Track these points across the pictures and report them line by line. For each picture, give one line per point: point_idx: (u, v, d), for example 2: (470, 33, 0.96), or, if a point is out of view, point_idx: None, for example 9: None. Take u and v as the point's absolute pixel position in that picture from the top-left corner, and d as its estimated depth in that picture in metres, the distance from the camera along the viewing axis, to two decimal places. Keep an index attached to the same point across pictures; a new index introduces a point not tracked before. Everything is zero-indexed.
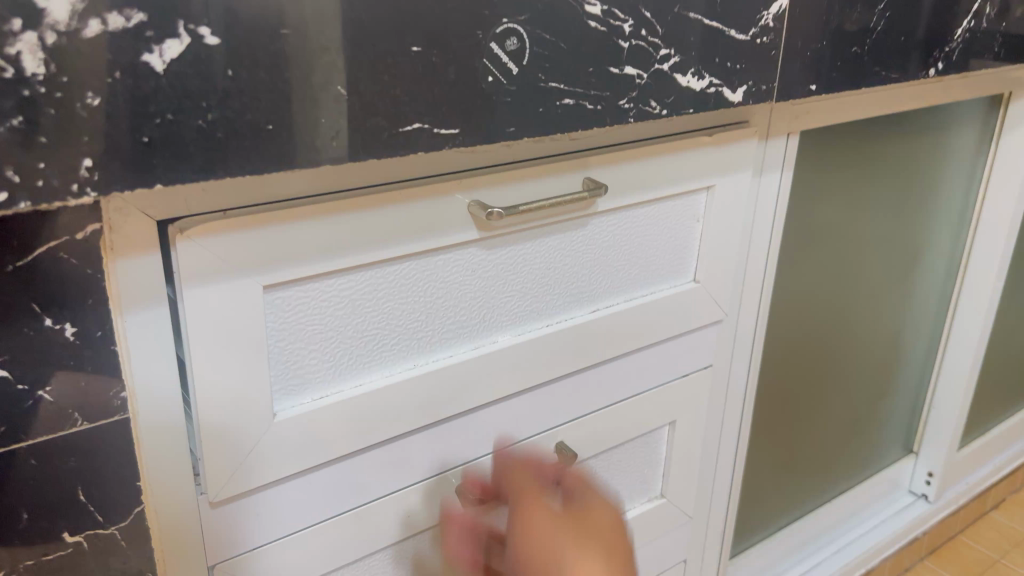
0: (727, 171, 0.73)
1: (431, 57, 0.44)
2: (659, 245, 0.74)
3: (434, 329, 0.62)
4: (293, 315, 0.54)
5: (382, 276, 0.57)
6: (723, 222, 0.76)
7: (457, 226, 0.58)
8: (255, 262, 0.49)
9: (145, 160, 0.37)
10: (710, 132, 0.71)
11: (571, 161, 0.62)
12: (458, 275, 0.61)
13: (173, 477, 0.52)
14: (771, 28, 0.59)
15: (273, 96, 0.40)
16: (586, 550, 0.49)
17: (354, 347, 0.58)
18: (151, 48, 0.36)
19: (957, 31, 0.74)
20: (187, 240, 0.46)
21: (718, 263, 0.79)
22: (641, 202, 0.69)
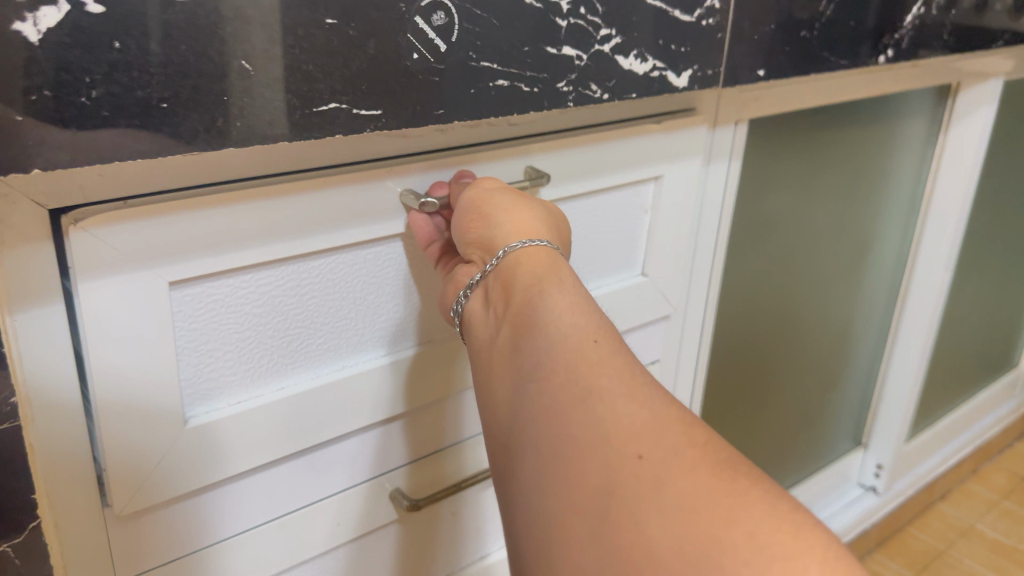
0: (675, 160, 0.71)
1: (348, 30, 0.40)
2: (607, 235, 0.71)
3: (362, 327, 0.59)
4: (207, 313, 0.50)
5: (305, 272, 0.53)
6: (672, 214, 0.74)
7: (387, 217, 0.55)
8: (161, 257, 0.45)
9: (18, 140, 0.33)
10: (658, 119, 0.68)
11: (511, 149, 0.59)
12: (388, 270, 0.58)
13: (73, 484, 0.48)
14: (717, 10, 0.56)
15: (167, 70, 0.36)
16: (522, 205, 0.51)
17: (276, 347, 0.55)
18: (24, 16, 0.32)
19: (907, 17, 0.72)
20: (83, 232, 0.42)
21: (667, 256, 0.76)
22: (588, 192, 0.66)
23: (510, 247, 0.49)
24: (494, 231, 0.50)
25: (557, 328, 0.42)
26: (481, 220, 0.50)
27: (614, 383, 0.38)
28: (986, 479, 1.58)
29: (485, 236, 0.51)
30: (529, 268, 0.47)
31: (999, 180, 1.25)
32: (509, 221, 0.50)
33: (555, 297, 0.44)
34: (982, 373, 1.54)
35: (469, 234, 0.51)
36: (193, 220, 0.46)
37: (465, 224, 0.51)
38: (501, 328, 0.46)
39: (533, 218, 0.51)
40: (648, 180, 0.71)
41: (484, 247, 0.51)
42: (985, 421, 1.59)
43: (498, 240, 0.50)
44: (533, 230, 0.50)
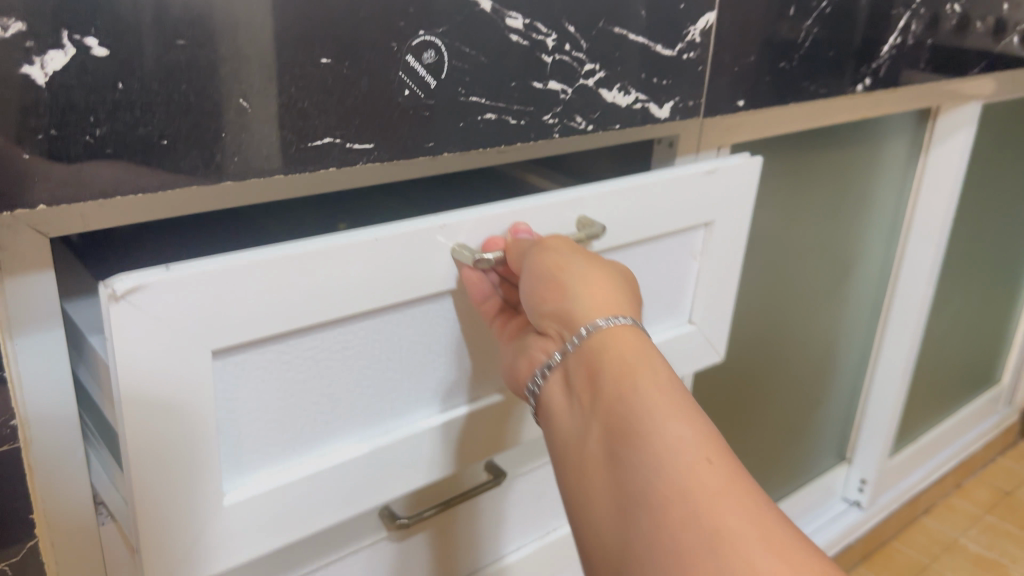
0: (725, 208, 0.66)
1: (342, 68, 0.42)
2: (652, 281, 0.66)
3: (412, 388, 0.55)
4: (249, 382, 0.46)
5: (353, 334, 0.50)
6: (720, 261, 0.69)
7: (438, 274, 0.51)
8: (204, 327, 0.42)
9: (23, 176, 0.35)
10: (712, 167, 0.64)
11: (562, 200, 0.55)
12: (438, 328, 0.55)
13: (68, 503, 0.50)
14: (697, 43, 0.58)
15: (168, 108, 0.37)
16: (597, 274, 0.49)
17: (322, 417, 0.51)
18: (32, 60, 0.33)
19: (884, 47, 0.74)
20: (123, 302, 0.38)
21: (716, 305, 0.72)
22: (641, 240, 0.62)
23: (591, 327, 0.47)
24: (573, 306, 0.48)
25: (665, 439, 0.40)
26: (559, 291, 0.49)
27: (736, 514, 0.36)
28: (969, 493, 1.60)
29: (562, 310, 0.49)
30: (617, 357, 0.45)
31: (979, 201, 1.28)
32: (586, 295, 0.48)
33: (655, 400, 0.42)
34: (965, 389, 1.57)
35: (544, 307, 0.50)
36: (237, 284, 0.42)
37: (542, 293, 0.49)
38: (593, 430, 0.44)
39: (611, 290, 0.49)
40: (697, 227, 0.66)
41: (562, 322, 0.49)
42: (968, 436, 1.62)
43: (578, 316, 0.48)
44: (616, 306, 0.48)
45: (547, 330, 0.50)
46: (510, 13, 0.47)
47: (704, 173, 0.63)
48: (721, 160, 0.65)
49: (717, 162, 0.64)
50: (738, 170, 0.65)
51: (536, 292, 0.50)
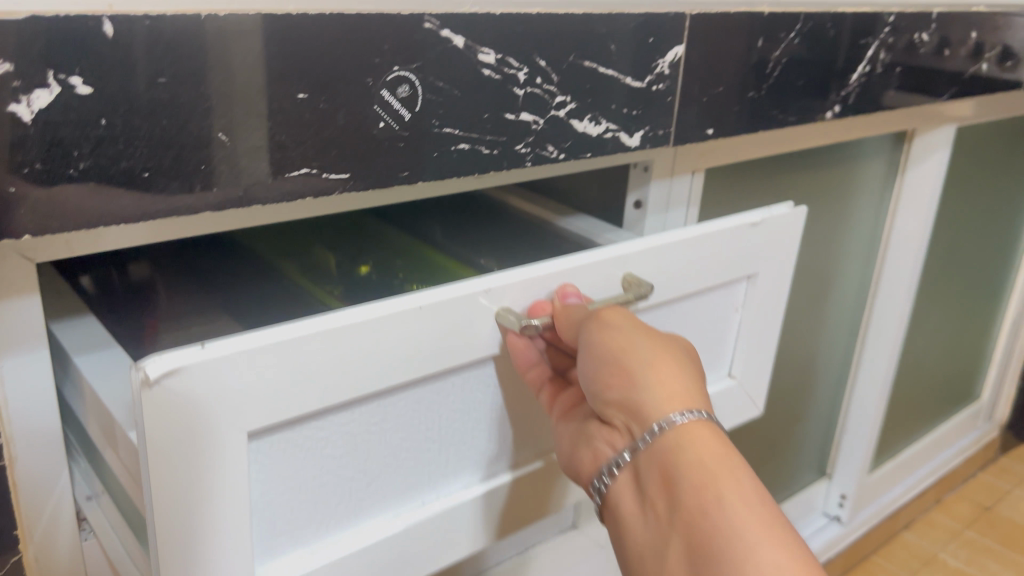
0: (770, 261, 0.69)
1: (318, 103, 0.44)
2: (698, 333, 0.69)
3: (449, 457, 0.57)
4: (286, 459, 0.47)
5: (385, 409, 0.51)
6: (761, 313, 0.72)
7: (481, 340, 0.53)
8: (241, 403, 0.42)
9: (8, 208, 0.37)
10: (762, 215, 0.66)
11: (608, 260, 0.57)
12: (468, 395, 0.56)
13: (50, 520, 0.52)
14: (666, 75, 0.60)
15: (150, 142, 0.39)
16: (663, 360, 0.50)
17: (357, 490, 0.52)
18: (19, 98, 0.35)
19: (853, 76, 0.76)
20: (157, 388, 0.39)
21: (756, 356, 0.75)
22: (684, 294, 0.64)
23: (660, 424, 0.47)
24: (640, 395, 0.49)
25: (756, 562, 0.41)
26: (624, 376, 0.50)
27: None
28: (950, 509, 1.62)
29: (628, 399, 0.50)
30: (694, 458, 0.46)
31: (956, 220, 1.30)
32: (654, 385, 0.49)
33: (740, 515, 0.43)
34: (945, 405, 1.59)
35: (610, 394, 0.51)
36: (275, 364, 0.43)
37: (606, 377, 0.51)
38: (673, 542, 0.45)
39: (678, 378, 0.50)
40: (740, 280, 0.69)
41: (629, 412, 0.50)
42: (948, 452, 1.64)
43: (646, 407, 0.49)
44: (685, 397, 0.49)
45: (614, 420, 0.51)
46: (483, 49, 0.49)
47: (752, 225, 0.65)
48: (768, 210, 0.67)
49: (768, 212, 0.67)
50: (786, 220, 0.68)
51: (602, 378, 0.51)
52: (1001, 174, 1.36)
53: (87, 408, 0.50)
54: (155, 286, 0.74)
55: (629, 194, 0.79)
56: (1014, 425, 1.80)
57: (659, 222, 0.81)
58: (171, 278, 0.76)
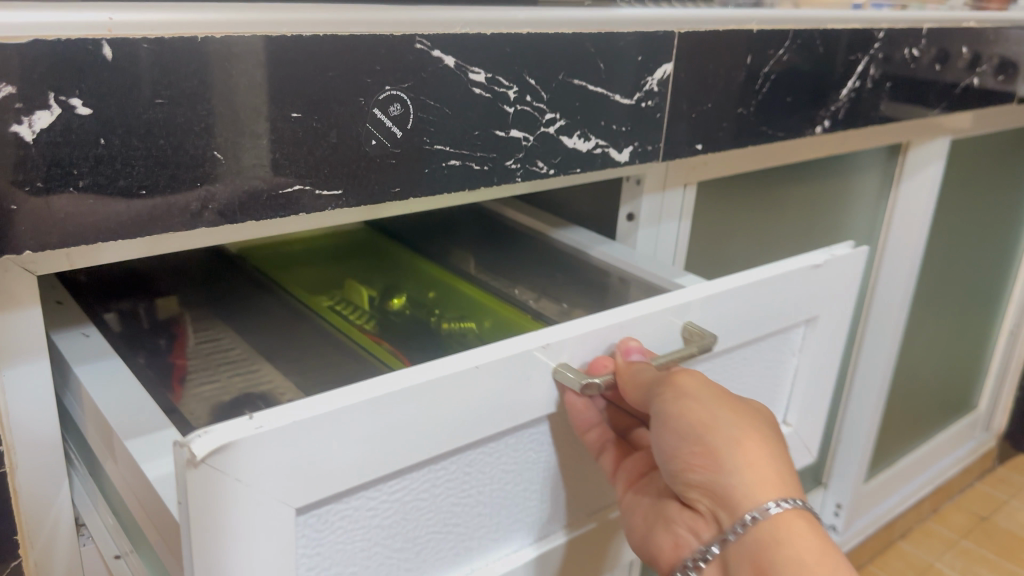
0: (831, 305, 0.68)
1: (312, 122, 0.45)
2: (755, 381, 0.67)
3: (501, 520, 0.54)
4: (334, 532, 0.44)
5: (439, 472, 0.48)
6: (819, 358, 0.71)
7: (537, 397, 0.51)
8: (296, 478, 0.39)
9: (11, 225, 0.38)
10: (825, 256, 0.64)
11: (673, 310, 0.56)
12: (524, 454, 0.53)
13: (49, 526, 0.53)
14: (655, 92, 0.62)
15: (148, 162, 0.41)
16: (749, 439, 0.48)
17: (407, 561, 0.48)
18: (21, 120, 0.36)
19: (843, 91, 0.78)
20: (203, 466, 0.36)
21: (812, 400, 0.74)
22: (746, 341, 0.63)
23: (754, 516, 0.46)
24: (729, 481, 0.47)
25: None
26: (709, 457, 0.48)
27: None
28: (946, 518, 1.63)
29: (714, 483, 0.48)
30: (793, 557, 0.45)
31: (951, 232, 1.31)
32: (743, 469, 0.47)
33: None
34: (941, 415, 1.60)
35: (693, 476, 0.49)
36: (331, 433, 0.40)
37: (690, 455, 0.49)
38: None
39: (767, 460, 0.48)
40: (799, 324, 0.67)
41: (715, 498, 0.48)
42: (944, 462, 1.65)
43: (737, 495, 0.47)
44: (778, 483, 0.47)
45: (699, 505, 0.50)
46: (473, 69, 0.51)
47: (815, 267, 0.64)
48: (829, 251, 0.66)
49: (830, 252, 0.65)
50: (848, 261, 0.66)
51: (684, 458, 0.49)
52: (997, 186, 1.37)
53: (87, 417, 0.52)
54: (182, 321, 0.73)
55: (623, 207, 0.82)
56: (1012, 436, 1.81)
57: (652, 235, 0.84)
58: (205, 309, 0.77)
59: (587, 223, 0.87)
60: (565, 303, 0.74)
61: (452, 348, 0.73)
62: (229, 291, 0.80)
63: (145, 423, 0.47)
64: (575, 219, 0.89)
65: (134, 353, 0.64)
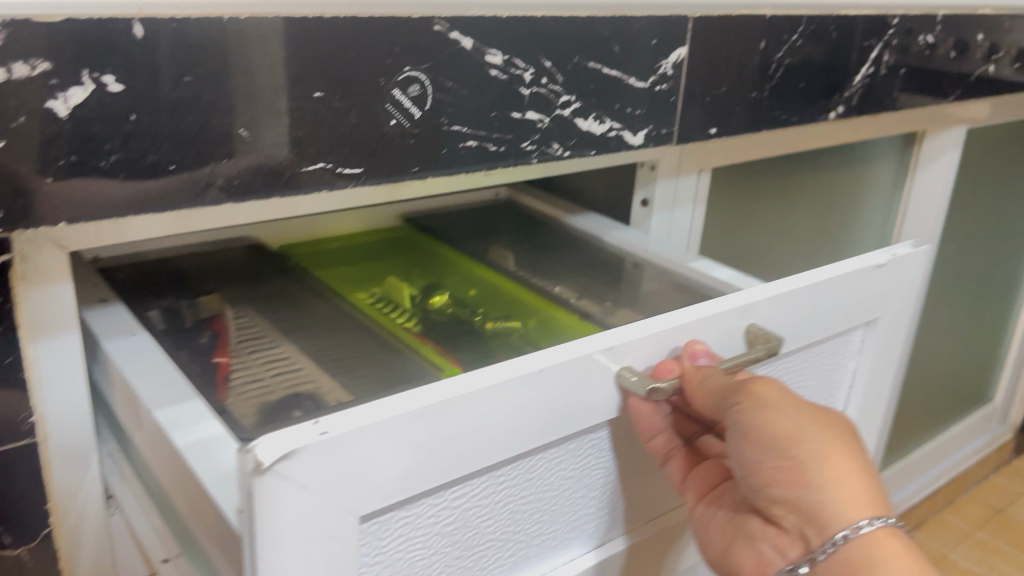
0: (892, 306, 0.65)
1: (334, 102, 0.47)
2: (814, 384, 0.66)
3: (559, 527, 0.52)
4: (394, 540, 0.42)
5: (502, 479, 0.46)
6: (878, 360, 0.69)
7: (600, 402, 0.48)
8: (364, 486, 0.38)
9: (46, 199, 0.39)
10: (889, 255, 0.62)
11: (740, 311, 0.53)
12: (587, 459, 0.51)
13: (78, 497, 0.55)
14: (669, 76, 0.62)
15: (176, 139, 0.42)
16: (837, 452, 0.47)
17: (465, 569, 0.47)
18: (56, 95, 0.38)
19: (856, 77, 0.78)
20: (270, 474, 0.34)
21: (869, 402, 0.72)
22: (809, 343, 0.61)
23: (846, 534, 0.46)
24: (817, 498, 0.47)
25: None
26: (796, 471, 0.47)
27: None
28: (961, 510, 1.63)
29: (801, 500, 0.47)
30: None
31: (967, 222, 1.31)
32: (831, 485, 0.47)
33: None
34: (957, 407, 1.60)
35: (778, 492, 0.48)
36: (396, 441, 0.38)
37: (775, 468, 0.48)
38: None
39: (854, 474, 0.47)
40: (859, 326, 0.65)
41: (802, 514, 0.47)
42: (959, 454, 1.65)
43: (827, 512, 0.46)
44: (868, 499, 0.47)
45: (783, 520, 0.49)
46: (490, 50, 0.52)
47: (880, 266, 0.61)
48: (892, 249, 0.63)
49: (893, 251, 0.63)
50: (912, 259, 0.64)
51: (768, 473, 0.48)
52: (1014, 177, 1.37)
53: (115, 390, 0.53)
54: (225, 317, 0.68)
55: (637, 192, 0.83)
56: None
57: (665, 221, 0.85)
58: (241, 303, 0.71)
59: (601, 209, 0.89)
60: (609, 303, 0.73)
61: (500, 346, 0.70)
62: (265, 283, 0.74)
63: (171, 393, 0.49)
64: (590, 205, 0.90)
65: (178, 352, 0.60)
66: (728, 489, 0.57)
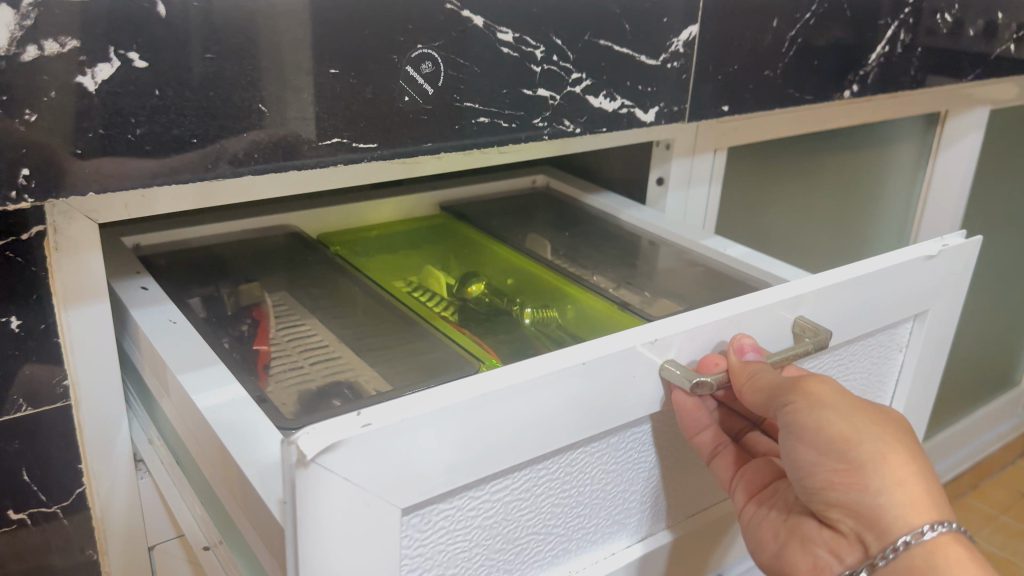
0: (941, 297, 0.62)
1: (349, 78, 0.48)
2: (861, 378, 0.62)
3: (598, 521, 0.48)
4: (436, 533, 0.40)
5: (543, 473, 0.43)
6: (927, 354, 0.66)
7: (642, 398, 0.45)
8: (409, 477, 0.36)
9: (77, 170, 0.41)
10: (939, 246, 0.58)
11: (787, 303, 0.50)
12: (630, 451, 0.48)
13: (110, 459, 0.57)
14: (680, 54, 0.64)
15: (198, 113, 0.44)
16: (897, 451, 0.44)
17: (505, 563, 0.44)
18: (84, 71, 0.40)
19: (872, 55, 0.78)
20: (314, 466, 0.33)
21: (916, 397, 0.68)
22: (856, 336, 0.58)
23: (908, 540, 0.41)
24: (876, 501, 0.43)
25: None
26: (853, 472, 0.43)
27: None
28: (986, 495, 1.62)
29: (859, 503, 0.43)
30: None
31: (993, 204, 1.30)
32: (892, 488, 0.43)
33: None
34: (982, 391, 1.59)
35: (835, 495, 0.44)
36: (436, 433, 0.36)
37: (830, 470, 0.44)
38: None
39: (920, 477, 0.43)
40: (908, 319, 0.62)
41: (860, 519, 0.43)
42: (983, 438, 1.64)
43: (886, 515, 0.43)
44: (932, 501, 0.42)
45: (840, 525, 0.45)
46: (502, 28, 0.53)
47: (928, 257, 0.58)
48: (942, 240, 0.59)
49: (943, 242, 0.59)
50: (963, 250, 0.60)
51: (824, 475, 0.44)
52: None
53: (144, 358, 0.56)
54: (263, 305, 0.68)
55: (652, 171, 0.85)
56: None
57: (681, 198, 0.86)
58: (283, 289, 0.71)
59: (616, 187, 0.90)
60: (648, 292, 0.71)
61: (540, 339, 0.70)
62: (306, 268, 0.73)
63: (195, 359, 0.51)
64: (607, 184, 0.91)
65: (220, 337, 0.60)
66: (781, 488, 0.51)
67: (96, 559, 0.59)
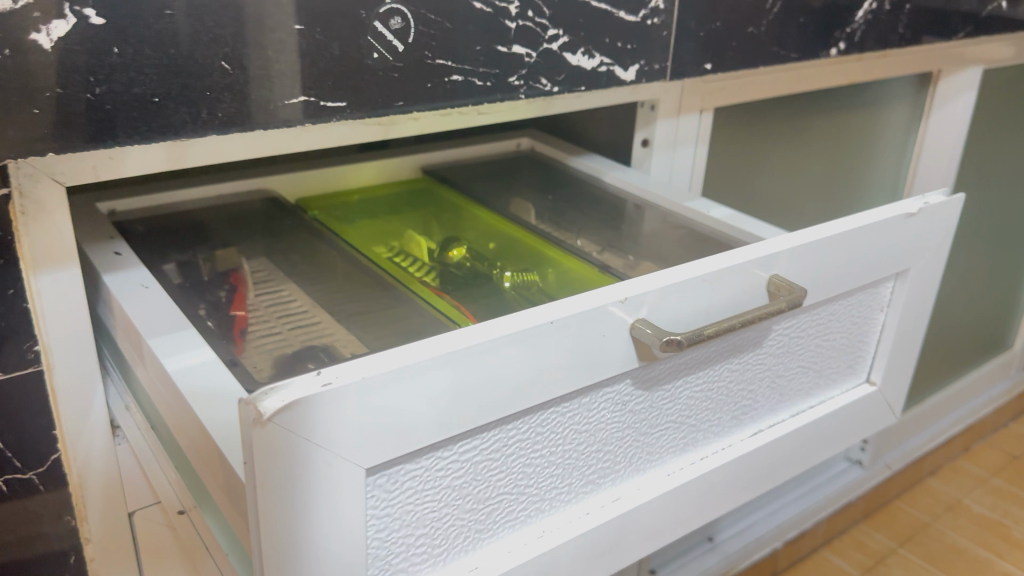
0: (923, 255, 0.61)
1: (315, 34, 0.47)
2: (841, 338, 0.62)
3: (570, 482, 0.48)
4: (403, 493, 0.39)
5: (512, 433, 0.43)
6: (909, 313, 0.65)
7: (614, 358, 0.45)
8: (370, 438, 0.36)
9: (34, 131, 0.41)
10: (919, 204, 0.58)
11: (761, 260, 0.50)
12: (604, 412, 0.47)
13: (83, 424, 0.57)
14: (661, 10, 0.62)
15: (160, 71, 0.43)
16: None
17: (476, 523, 0.44)
18: (39, 28, 0.39)
19: (859, 12, 0.77)
20: (271, 426, 0.32)
21: (898, 358, 0.68)
22: (835, 295, 0.57)
23: None
24: None
25: None
26: None
27: None
28: (977, 457, 1.65)
29: None
30: None
31: (987, 166, 1.29)
32: None
33: None
34: (977, 355, 1.59)
35: None
36: (398, 394, 0.36)
37: None
38: None
39: None
40: (889, 278, 0.62)
41: None
42: (977, 401, 1.65)
43: None
44: None
45: None
46: None
47: (909, 215, 0.57)
48: (922, 198, 0.59)
49: (924, 200, 0.58)
50: (944, 209, 0.60)
51: None
52: None
53: (117, 323, 0.55)
54: (241, 272, 0.67)
55: (638, 133, 0.84)
56: None
57: (666, 160, 0.85)
58: (261, 255, 0.70)
59: (602, 151, 0.89)
60: (631, 256, 0.70)
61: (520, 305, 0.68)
62: (284, 232, 0.72)
63: (166, 324, 0.51)
64: (593, 147, 0.90)
65: (194, 304, 0.59)
66: None
67: (74, 526, 0.59)
